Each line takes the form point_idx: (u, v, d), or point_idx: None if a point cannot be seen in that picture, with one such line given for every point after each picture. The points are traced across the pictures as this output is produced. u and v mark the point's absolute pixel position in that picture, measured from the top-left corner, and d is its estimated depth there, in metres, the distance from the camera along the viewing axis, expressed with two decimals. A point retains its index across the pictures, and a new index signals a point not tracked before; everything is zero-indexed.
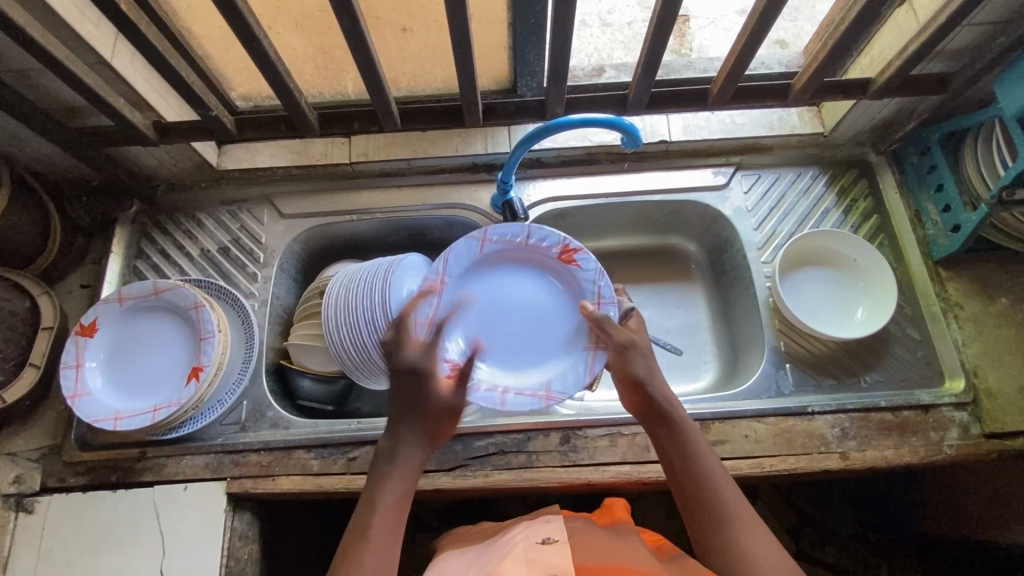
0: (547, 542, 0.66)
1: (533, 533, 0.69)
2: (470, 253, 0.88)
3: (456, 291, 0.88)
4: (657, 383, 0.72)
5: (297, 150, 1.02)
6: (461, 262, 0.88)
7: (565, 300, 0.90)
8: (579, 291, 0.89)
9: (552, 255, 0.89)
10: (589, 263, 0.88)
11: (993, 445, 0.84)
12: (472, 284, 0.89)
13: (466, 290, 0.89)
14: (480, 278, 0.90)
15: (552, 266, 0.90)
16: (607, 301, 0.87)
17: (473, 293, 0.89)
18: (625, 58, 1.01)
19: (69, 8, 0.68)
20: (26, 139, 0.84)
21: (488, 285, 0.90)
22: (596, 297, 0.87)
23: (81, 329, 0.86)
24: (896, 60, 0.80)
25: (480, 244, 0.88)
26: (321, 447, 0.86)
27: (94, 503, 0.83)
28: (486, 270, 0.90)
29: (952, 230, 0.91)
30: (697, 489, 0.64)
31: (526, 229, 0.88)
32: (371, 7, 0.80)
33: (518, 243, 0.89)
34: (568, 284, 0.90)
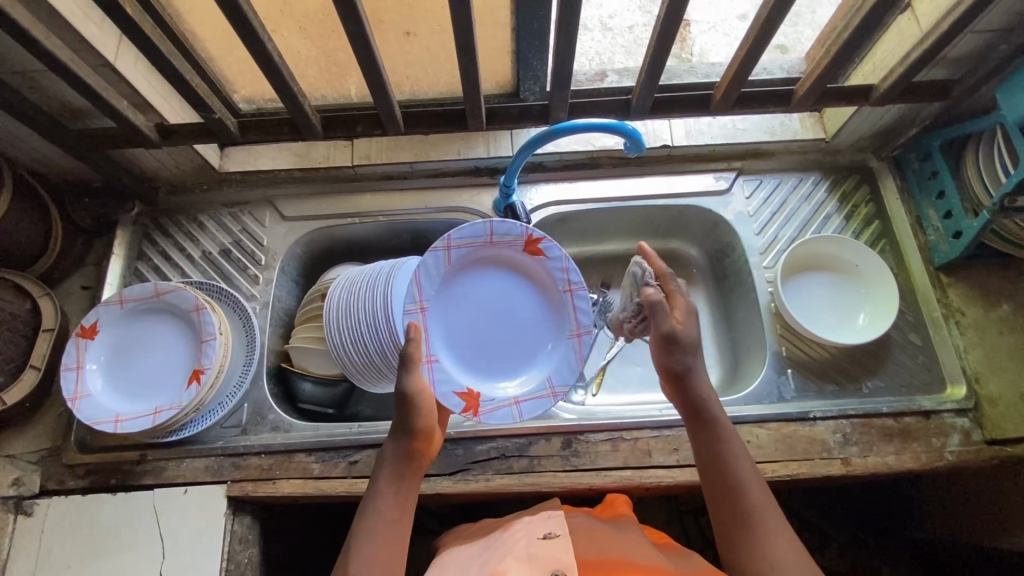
0: (550, 537, 0.66)
1: (535, 529, 0.68)
2: (438, 266, 0.87)
3: (437, 308, 0.87)
4: (698, 379, 0.72)
5: (299, 153, 1.02)
6: (433, 279, 0.87)
7: (539, 293, 0.91)
8: (550, 279, 0.91)
9: (517, 249, 0.89)
10: (555, 250, 0.89)
11: (995, 451, 0.84)
12: (445, 298, 0.88)
13: (442, 307, 0.88)
14: (450, 292, 0.89)
15: (519, 260, 0.90)
16: (577, 287, 0.90)
17: (453, 307, 0.89)
18: (627, 62, 1.02)
19: (73, 11, 0.69)
20: (27, 140, 0.84)
21: (460, 296, 0.89)
22: (567, 283, 0.90)
23: (83, 330, 0.86)
24: (899, 67, 0.80)
25: (446, 255, 0.87)
26: (322, 451, 0.86)
27: (93, 507, 0.83)
28: (455, 282, 0.89)
29: (954, 236, 0.91)
30: (728, 490, 0.65)
31: (487, 226, 0.87)
32: (375, 11, 0.80)
33: (482, 244, 0.88)
34: (537, 276, 0.91)
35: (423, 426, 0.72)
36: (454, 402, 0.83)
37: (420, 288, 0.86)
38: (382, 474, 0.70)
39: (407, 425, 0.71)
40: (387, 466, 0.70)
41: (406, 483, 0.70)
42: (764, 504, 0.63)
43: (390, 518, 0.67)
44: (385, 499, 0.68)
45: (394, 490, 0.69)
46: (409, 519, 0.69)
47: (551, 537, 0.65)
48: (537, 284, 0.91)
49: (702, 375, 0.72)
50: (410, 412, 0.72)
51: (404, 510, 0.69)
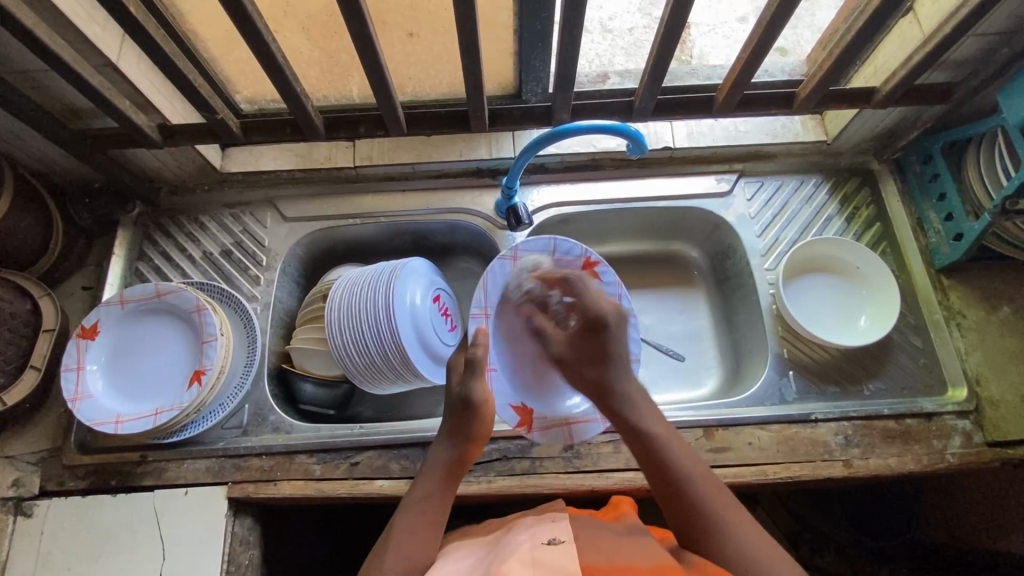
0: (554, 542, 0.65)
1: (539, 533, 0.68)
2: (505, 274, 0.90)
3: (500, 315, 0.91)
4: (622, 386, 0.75)
5: (301, 154, 1.02)
6: (499, 286, 0.90)
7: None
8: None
9: (577, 270, 0.90)
10: (610, 275, 0.90)
11: (996, 453, 0.84)
12: (505, 310, 0.91)
13: (504, 319, 0.91)
14: (513, 305, 0.91)
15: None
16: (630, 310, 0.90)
17: (514, 319, 0.91)
18: (627, 64, 1.02)
19: (77, 11, 0.68)
20: (28, 140, 0.84)
21: (521, 311, 0.91)
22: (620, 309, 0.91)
23: (83, 331, 0.85)
24: (901, 70, 0.80)
25: (512, 264, 0.89)
26: (323, 452, 0.86)
27: (93, 508, 0.82)
28: (516, 296, 0.92)
29: (955, 238, 0.91)
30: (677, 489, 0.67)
31: (551, 242, 0.88)
32: (378, 12, 0.81)
33: (548, 257, 0.90)
34: None
35: (481, 433, 0.76)
36: (508, 414, 0.86)
37: (486, 295, 0.89)
38: (431, 474, 0.73)
39: (467, 432, 0.75)
40: (438, 467, 0.74)
41: (451, 484, 0.73)
42: (712, 492, 0.66)
43: (433, 515, 0.70)
44: (431, 498, 0.71)
45: (441, 490, 0.72)
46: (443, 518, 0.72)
47: (555, 542, 0.65)
48: None
49: (627, 382, 0.76)
50: (470, 419, 0.75)
51: (446, 508, 0.72)
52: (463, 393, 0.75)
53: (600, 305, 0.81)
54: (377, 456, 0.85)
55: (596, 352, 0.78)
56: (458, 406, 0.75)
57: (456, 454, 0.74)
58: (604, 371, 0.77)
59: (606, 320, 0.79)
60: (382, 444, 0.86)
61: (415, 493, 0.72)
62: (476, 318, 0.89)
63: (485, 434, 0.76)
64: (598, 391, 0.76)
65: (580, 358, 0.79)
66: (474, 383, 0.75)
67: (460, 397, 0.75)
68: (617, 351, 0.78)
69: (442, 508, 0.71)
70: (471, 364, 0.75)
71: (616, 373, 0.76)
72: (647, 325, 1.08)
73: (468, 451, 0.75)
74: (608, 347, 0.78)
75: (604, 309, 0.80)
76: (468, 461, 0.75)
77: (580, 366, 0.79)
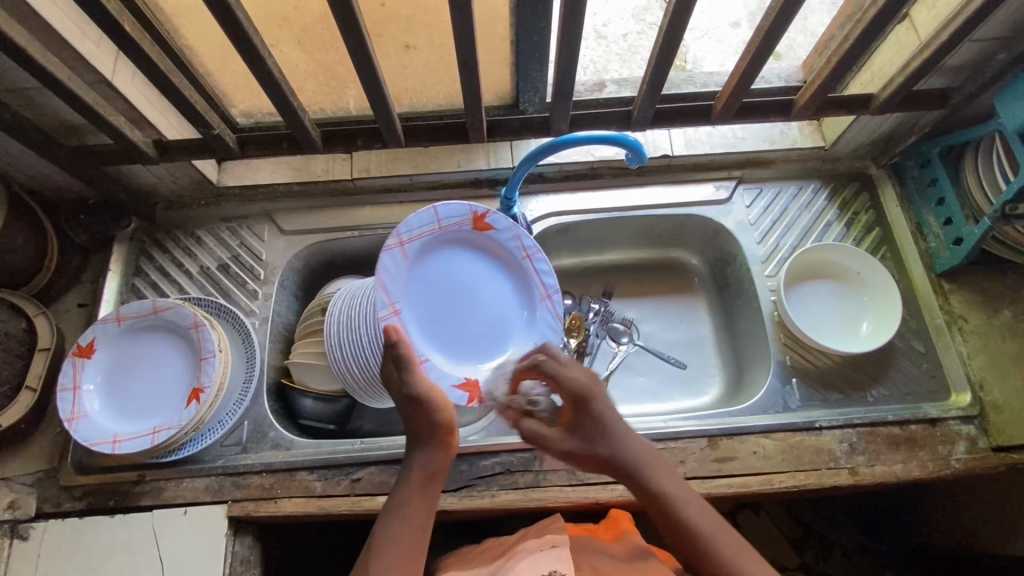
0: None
1: (539, 563, 0.70)
2: (397, 265, 0.80)
3: (407, 307, 0.81)
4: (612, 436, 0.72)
5: (298, 167, 1.01)
6: (396, 279, 0.80)
7: (499, 266, 0.89)
8: (503, 251, 0.89)
9: (465, 227, 0.86)
10: (503, 221, 0.87)
11: (1001, 458, 0.84)
12: (411, 290, 0.82)
13: (415, 295, 0.83)
14: (417, 283, 0.83)
15: (471, 234, 0.87)
16: (536, 253, 0.89)
17: (421, 299, 0.84)
18: (622, 70, 1.01)
19: (70, 28, 0.68)
20: (21, 157, 0.83)
21: (424, 286, 0.84)
22: (522, 250, 0.88)
23: (79, 350, 0.84)
24: (898, 76, 0.80)
25: (402, 251, 0.80)
26: (324, 469, 0.85)
27: (90, 530, 0.81)
28: (420, 269, 0.84)
29: (954, 242, 0.91)
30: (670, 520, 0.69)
31: (432, 211, 0.82)
32: (373, 24, 0.80)
33: (431, 227, 0.83)
34: (492, 251, 0.89)
35: (444, 422, 0.72)
36: (458, 395, 0.82)
37: (389, 292, 0.79)
38: (407, 476, 0.71)
39: (427, 423, 0.72)
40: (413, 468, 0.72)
41: (431, 485, 0.71)
42: (707, 526, 0.68)
43: (411, 522, 0.68)
44: (409, 502, 0.70)
45: (420, 493, 0.70)
46: (426, 521, 0.69)
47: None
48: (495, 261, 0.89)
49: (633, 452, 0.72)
50: (426, 409, 0.71)
51: (430, 512, 0.71)
52: (405, 389, 0.70)
53: (572, 377, 0.74)
54: (379, 472, 0.85)
55: (592, 430, 0.72)
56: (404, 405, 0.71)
57: (431, 454, 0.72)
58: (607, 447, 0.72)
59: (588, 394, 0.72)
60: (384, 459, 0.85)
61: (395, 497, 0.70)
62: (386, 319, 0.79)
63: (449, 423, 0.72)
64: (613, 468, 0.72)
65: (586, 448, 0.72)
66: (413, 374, 0.70)
67: (404, 396, 0.71)
68: (611, 421, 0.72)
69: (421, 512, 0.69)
70: (398, 361, 0.70)
71: (617, 446, 0.72)
72: (647, 333, 1.08)
73: (437, 444, 0.72)
74: (599, 419, 0.72)
75: (582, 381, 0.73)
76: (445, 455, 0.73)
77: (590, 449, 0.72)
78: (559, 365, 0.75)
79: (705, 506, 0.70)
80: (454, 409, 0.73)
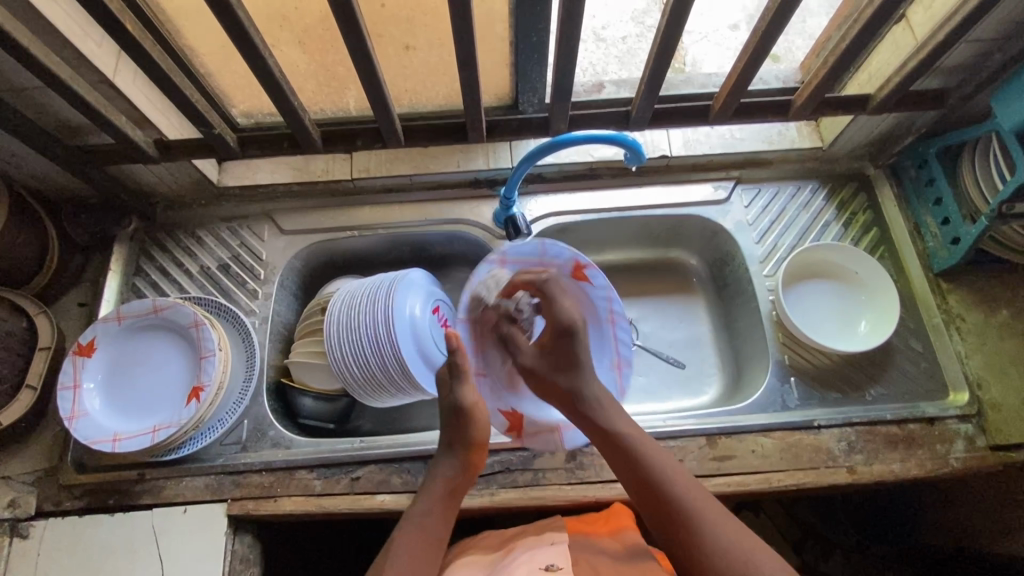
0: (551, 569, 0.67)
1: (537, 558, 0.70)
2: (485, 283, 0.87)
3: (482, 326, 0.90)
4: (583, 372, 0.80)
5: (298, 167, 1.02)
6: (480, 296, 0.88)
7: (583, 319, 0.91)
8: (593, 305, 0.90)
9: (565, 273, 0.87)
10: (600, 279, 0.88)
11: (999, 457, 0.84)
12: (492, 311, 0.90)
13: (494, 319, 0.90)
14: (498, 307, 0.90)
15: (567, 283, 0.89)
16: (619, 317, 0.90)
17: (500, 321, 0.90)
18: (621, 72, 1.02)
19: (72, 28, 0.68)
20: (22, 156, 0.83)
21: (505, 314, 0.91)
22: (610, 313, 0.90)
23: (79, 349, 0.85)
24: (895, 77, 0.81)
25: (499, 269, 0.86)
26: (323, 467, 0.85)
27: (90, 528, 0.81)
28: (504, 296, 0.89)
29: (951, 242, 0.92)
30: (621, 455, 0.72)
31: (539, 246, 0.85)
32: (374, 25, 0.81)
33: (533, 261, 0.86)
34: (584, 302, 0.90)
35: (479, 441, 0.76)
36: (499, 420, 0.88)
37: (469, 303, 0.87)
38: (432, 488, 0.74)
39: (464, 440, 0.75)
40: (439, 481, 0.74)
41: (453, 498, 0.74)
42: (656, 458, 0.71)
43: (433, 531, 0.71)
44: (431, 512, 0.72)
45: (442, 504, 0.73)
46: (445, 532, 0.72)
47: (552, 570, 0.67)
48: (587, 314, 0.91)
49: (596, 392, 0.78)
50: (466, 425, 0.76)
51: (449, 526, 0.73)
52: (453, 399, 0.76)
53: (571, 311, 0.82)
54: (378, 470, 0.85)
55: (565, 357, 0.80)
56: (446, 416, 0.76)
57: (457, 469, 0.75)
58: (574, 377, 0.79)
59: (575, 327, 0.81)
60: (383, 458, 0.85)
61: (418, 504, 0.73)
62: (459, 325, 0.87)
63: (483, 443, 0.76)
64: (567, 399, 0.79)
65: (552, 368, 0.81)
66: (461, 390, 0.77)
67: (450, 404, 0.77)
68: (585, 359, 0.80)
69: (442, 523, 0.72)
70: (454, 367, 0.78)
71: (580, 380, 0.79)
72: (647, 333, 1.08)
73: (468, 462, 0.76)
74: (577, 351, 0.80)
75: (575, 317, 0.81)
76: (471, 472, 0.75)
77: (554, 372, 0.81)
78: (558, 292, 0.84)
79: (659, 449, 0.73)
80: (489, 431, 0.78)
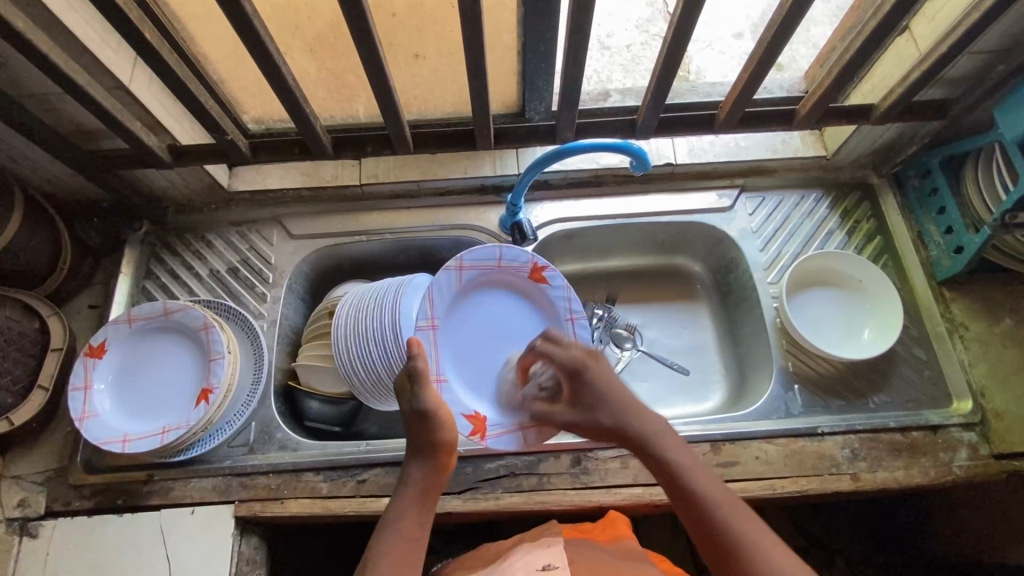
0: (548, 569, 0.69)
1: (534, 559, 0.71)
2: (449, 284, 0.87)
3: (445, 327, 0.88)
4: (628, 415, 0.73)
5: (307, 172, 1.03)
6: (443, 297, 0.87)
7: (542, 320, 0.93)
8: (550, 306, 0.92)
9: (524, 275, 0.91)
10: (559, 280, 0.91)
11: (1002, 465, 0.85)
12: (453, 312, 0.89)
13: (454, 321, 0.89)
14: (459, 310, 0.90)
15: (525, 285, 0.92)
16: (579, 317, 0.92)
17: (460, 327, 0.90)
18: (625, 80, 1.04)
19: (91, 35, 0.70)
20: (37, 160, 0.85)
21: (465, 316, 0.90)
22: (569, 312, 0.92)
23: (90, 350, 0.86)
24: (899, 87, 0.82)
25: (458, 275, 0.87)
26: (330, 470, 0.86)
27: (99, 528, 0.82)
28: (466, 297, 0.90)
29: (955, 251, 0.92)
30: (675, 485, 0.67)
31: (498, 250, 0.88)
32: (385, 34, 0.82)
33: (492, 266, 0.89)
34: (541, 302, 0.93)
35: (446, 440, 0.73)
36: (463, 424, 0.84)
37: (432, 306, 0.87)
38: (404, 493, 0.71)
39: (430, 440, 0.72)
40: (410, 484, 0.71)
41: (427, 501, 0.71)
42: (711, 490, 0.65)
43: (409, 536, 0.67)
44: (403, 517, 0.69)
45: (416, 509, 0.69)
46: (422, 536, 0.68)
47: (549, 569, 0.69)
48: (543, 313, 0.93)
49: (637, 415, 0.73)
50: (430, 427, 0.72)
51: (425, 530, 0.69)
52: (414, 404, 0.73)
53: (571, 353, 0.79)
54: (384, 473, 0.85)
55: (591, 399, 0.76)
56: (410, 421, 0.73)
57: (428, 472, 0.72)
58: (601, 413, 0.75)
59: (584, 368, 0.78)
60: (389, 461, 0.86)
61: (391, 512, 0.70)
62: (422, 330, 0.86)
63: (450, 442, 0.73)
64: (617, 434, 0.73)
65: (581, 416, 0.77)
66: (422, 392, 0.73)
67: (411, 409, 0.73)
68: (609, 391, 0.75)
69: (418, 529, 0.68)
70: (411, 373, 0.74)
71: (619, 412, 0.74)
72: (650, 339, 1.09)
73: (437, 463, 0.72)
74: (594, 388, 0.76)
75: (575, 357, 0.79)
76: (441, 474, 0.72)
77: (585, 418, 0.76)
78: (555, 346, 0.81)
79: (716, 482, 0.67)
80: (457, 431, 0.75)
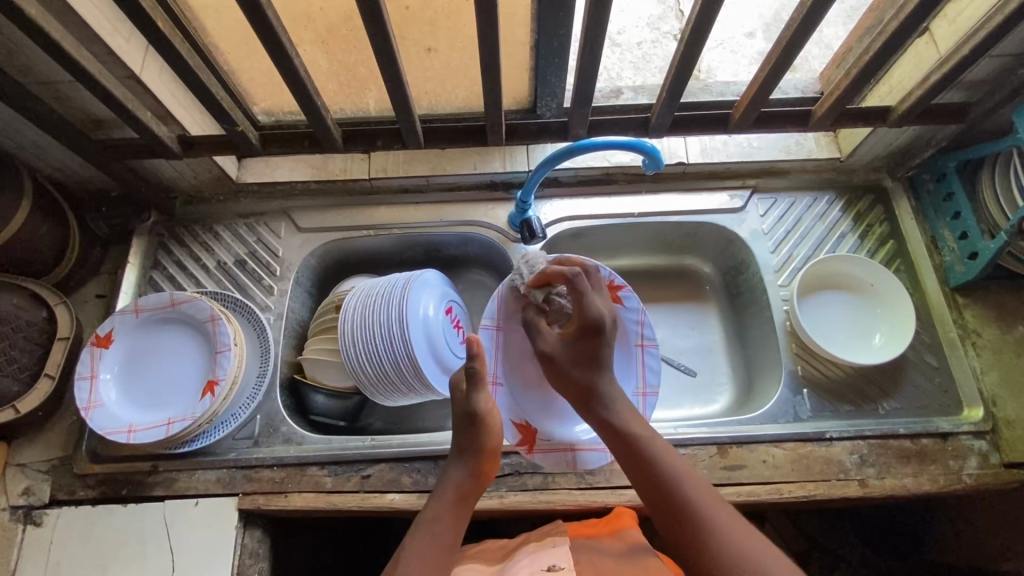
0: (554, 570, 0.69)
1: (541, 558, 0.72)
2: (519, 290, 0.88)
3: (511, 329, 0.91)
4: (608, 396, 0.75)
5: (316, 165, 1.03)
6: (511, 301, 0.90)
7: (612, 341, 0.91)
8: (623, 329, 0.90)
9: None
10: (633, 302, 0.88)
11: (1013, 474, 0.83)
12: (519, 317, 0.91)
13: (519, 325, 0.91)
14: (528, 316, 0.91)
15: None
16: (649, 344, 0.89)
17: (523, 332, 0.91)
18: (635, 78, 1.02)
19: (102, 23, 0.69)
20: (47, 147, 0.84)
21: None
22: (640, 337, 0.89)
23: (97, 340, 0.86)
24: (918, 89, 0.80)
25: None
26: (335, 465, 0.86)
27: (104, 518, 0.82)
28: None
29: (969, 257, 0.91)
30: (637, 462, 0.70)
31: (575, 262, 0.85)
32: (397, 26, 0.81)
33: None
34: None
35: (490, 446, 0.75)
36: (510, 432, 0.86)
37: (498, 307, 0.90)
38: (443, 494, 0.73)
39: (475, 445, 0.75)
40: (450, 486, 0.73)
41: (464, 505, 0.73)
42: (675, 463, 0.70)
43: (443, 537, 0.69)
44: (440, 520, 0.70)
45: (452, 511, 0.71)
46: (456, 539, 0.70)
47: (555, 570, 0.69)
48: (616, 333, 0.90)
49: (614, 396, 0.76)
50: (477, 431, 0.75)
51: (459, 534, 0.71)
52: (467, 405, 0.74)
53: (599, 308, 0.77)
54: (389, 469, 0.85)
55: (587, 357, 0.77)
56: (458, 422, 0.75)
57: (468, 475, 0.74)
58: (597, 377, 0.76)
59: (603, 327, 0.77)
60: (394, 457, 0.85)
61: (426, 513, 0.72)
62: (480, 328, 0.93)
63: (494, 449, 0.76)
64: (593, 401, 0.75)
65: (572, 360, 0.77)
66: (475, 394, 0.75)
67: (464, 410, 0.74)
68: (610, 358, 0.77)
69: (453, 530, 0.70)
70: (472, 375, 0.74)
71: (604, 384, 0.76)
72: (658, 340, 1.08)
73: (477, 468, 0.75)
74: (602, 352, 0.77)
75: (604, 316, 0.77)
76: (482, 479, 0.74)
77: (570, 368, 0.77)
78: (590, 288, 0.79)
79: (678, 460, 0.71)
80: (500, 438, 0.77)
